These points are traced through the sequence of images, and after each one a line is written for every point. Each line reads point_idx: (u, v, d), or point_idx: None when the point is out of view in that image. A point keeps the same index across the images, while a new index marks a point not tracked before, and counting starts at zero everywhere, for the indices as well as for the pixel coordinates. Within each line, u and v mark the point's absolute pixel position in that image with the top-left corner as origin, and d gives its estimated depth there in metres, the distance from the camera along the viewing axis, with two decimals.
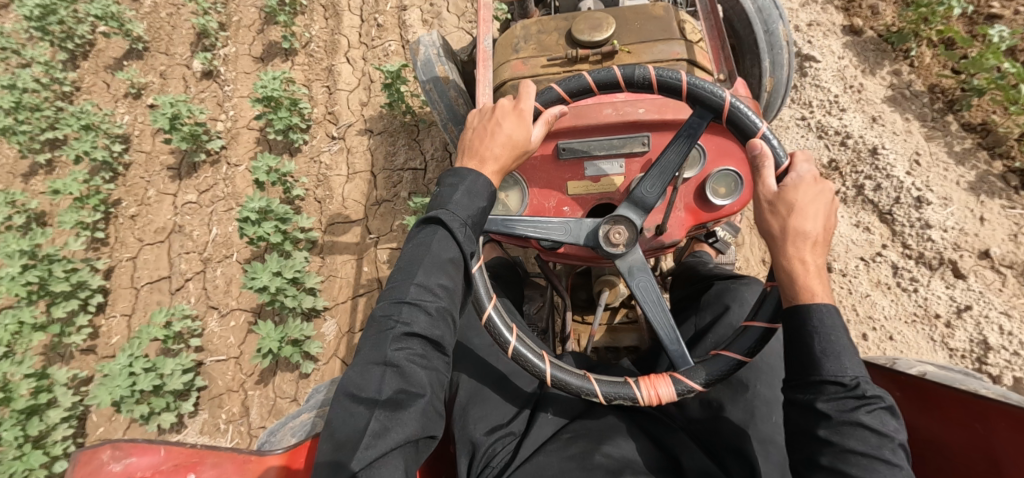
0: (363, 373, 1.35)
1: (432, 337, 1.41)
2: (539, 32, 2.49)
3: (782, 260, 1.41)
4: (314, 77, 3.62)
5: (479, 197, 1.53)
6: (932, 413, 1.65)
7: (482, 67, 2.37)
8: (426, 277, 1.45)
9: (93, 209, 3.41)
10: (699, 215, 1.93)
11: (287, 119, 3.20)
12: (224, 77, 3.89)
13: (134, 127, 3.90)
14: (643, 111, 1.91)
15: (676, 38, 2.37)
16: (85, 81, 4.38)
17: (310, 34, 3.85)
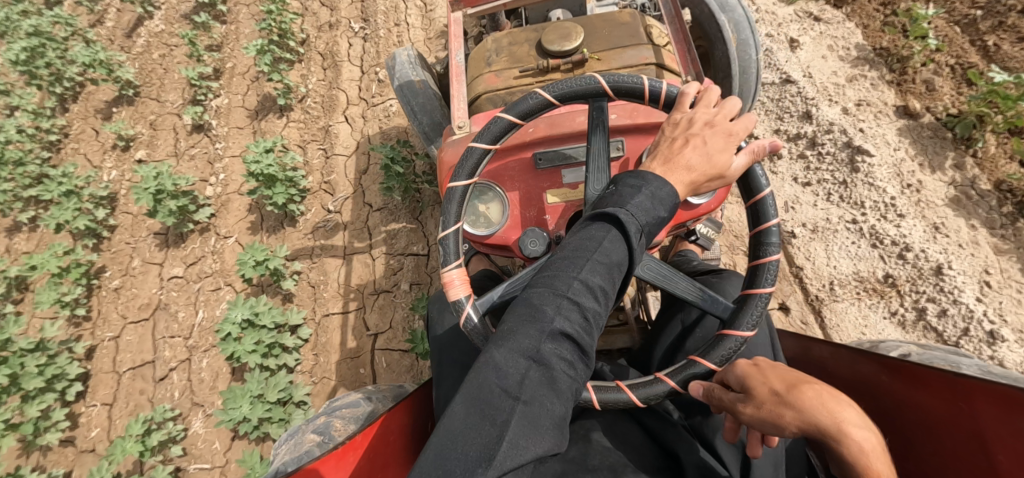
0: (509, 361, 1.13)
1: (586, 345, 1.19)
2: (510, 45, 2.61)
3: (824, 423, 1.25)
4: (310, 138, 3.36)
5: (662, 205, 1.34)
6: (920, 393, 1.49)
7: (457, 83, 2.49)
8: (591, 274, 1.23)
9: (74, 283, 3.19)
10: (678, 217, 1.89)
11: (284, 194, 2.96)
12: (216, 132, 3.65)
13: (121, 184, 3.68)
14: (615, 118, 1.96)
15: (644, 42, 2.48)
16: (73, 127, 4.17)
17: (306, 89, 3.60)
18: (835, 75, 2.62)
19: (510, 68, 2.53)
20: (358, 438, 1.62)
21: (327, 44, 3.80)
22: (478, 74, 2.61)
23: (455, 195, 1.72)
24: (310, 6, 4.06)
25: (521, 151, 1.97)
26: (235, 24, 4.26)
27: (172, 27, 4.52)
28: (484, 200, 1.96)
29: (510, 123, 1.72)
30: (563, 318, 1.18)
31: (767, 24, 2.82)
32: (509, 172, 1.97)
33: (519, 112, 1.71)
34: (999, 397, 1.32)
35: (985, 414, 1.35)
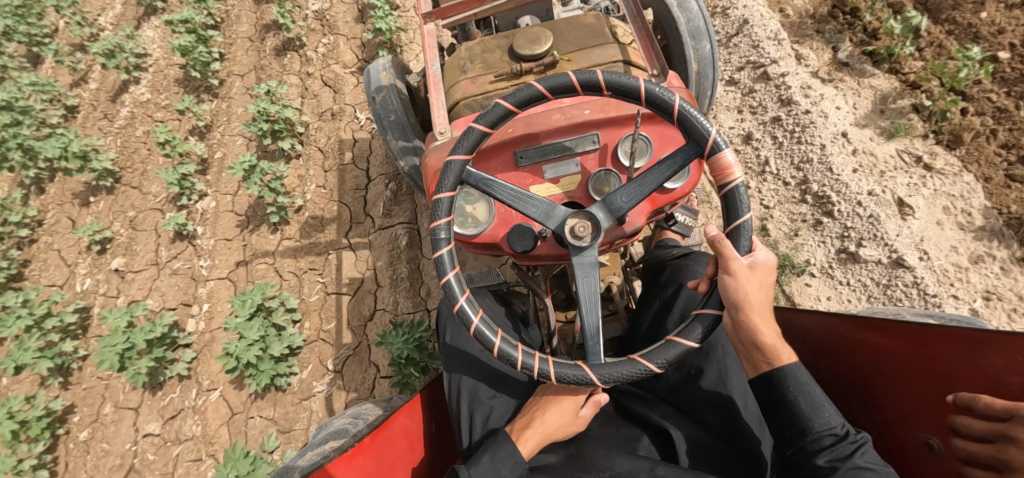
0: None
1: None
2: (482, 51, 2.53)
3: (766, 335, 1.50)
4: (308, 266, 2.89)
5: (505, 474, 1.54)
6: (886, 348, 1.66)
7: (433, 92, 2.43)
8: None
9: (35, 437, 2.76)
10: (655, 201, 1.80)
11: (271, 371, 2.53)
12: (201, 243, 3.18)
13: (94, 298, 3.24)
14: (588, 113, 1.91)
15: (610, 42, 2.43)
16: (49, 216, 3.75)
17: (304, 200, 3.11)
18: (955, 252, 2.13)
19: (485, 74, 2.46)
20: (368, 441, 1.74)
21: (329, 139, 3.31)
22: (452, 83, 2.52)
23: (441, 205, 1.68)
24: (311, 87, 3.55)
25: (500, 151, 1.91)
26: (228, 100, 3.75)
27: (158, 96, 4.02)
28: (470, 201, 1.90)
29: (483, 133, 1.70)
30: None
31: (868, 174, 2.28)
32: (491, 173, 1.90)
33: (488, 121, 1.69)
34: (954, 338, 1.50)
35: (944, 353, 1.53)
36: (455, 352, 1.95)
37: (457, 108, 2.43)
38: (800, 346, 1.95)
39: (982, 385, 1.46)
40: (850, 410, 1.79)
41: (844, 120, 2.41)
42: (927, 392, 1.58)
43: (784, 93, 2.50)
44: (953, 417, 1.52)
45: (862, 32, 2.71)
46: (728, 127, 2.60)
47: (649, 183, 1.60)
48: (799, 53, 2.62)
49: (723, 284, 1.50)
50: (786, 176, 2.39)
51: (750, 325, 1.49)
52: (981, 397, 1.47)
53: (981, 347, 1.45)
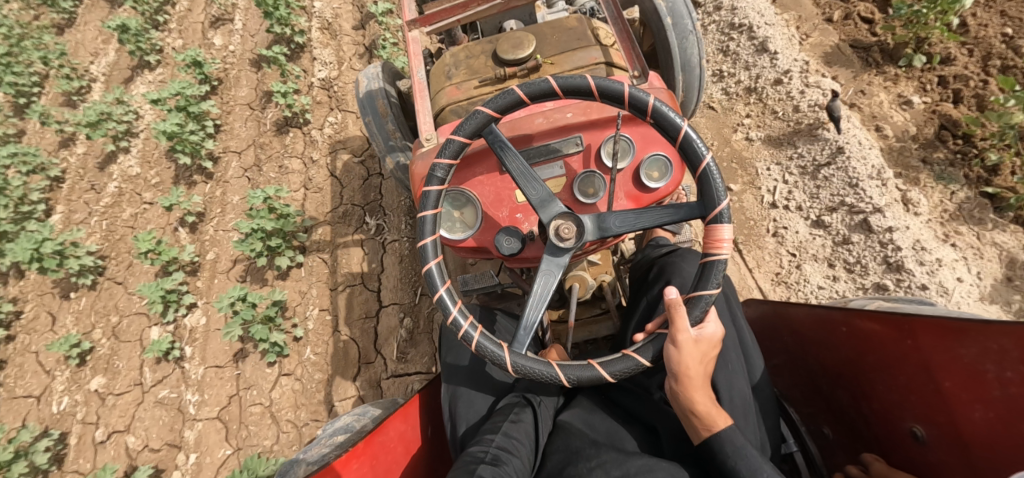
0: None
1: None
2: (467, 57, 2.27)
3: (695, 401, 1.41)
4: (311, 419, 2.52)
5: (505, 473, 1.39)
6: (873, 343, 1.55)
7: (417, 99, 2.17)
8: None
9: None
10: (641, 199, 1.79)
11: None
12: (190, 370, 2.79)
13: (71, 423, 2.88)
14: (570, 116, 1.83)
15: (593, 45, 2.20)
16: (26, 308, 3.35)
17: (304, 328, 2.71)
18: None
19: (469, 79, 2.19)
20: (361, 446, 1.58)
21: (336, 247, 2.90)
22: (437, 90, 2.25)
23: (427, 221, 1.64)
24: (315, 177, 3.15)
25: (483, 156, 1.84)
26: (223, 184, 3.33)
27: (149, 170, 3.62)
28: (457, 205, 1.83)
29: (463, 145, 1.64)
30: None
31: None
32: (475, 177, 1.83)
33: (468, 131, 1.64)
34: (938, 329, 1.40)
35: (927, 345, 1.43)
36: (452, 366, 1.79)
37: (442, 115, 2.17)
38: (789, 339, 1.82)
39: (966, 375, 1.36)
40: (839, 402, 1.66)
41: (968, 298, 1.97)
42: (912, 383, 1.47)
43: (891, 255, 2.04)
44: (935, 407, 1.41)
45: (983, 166, 2.22)
46: (817, 285, 2.15)
47: (637, 221, 1.56)
48: (906, 196, 2.17)
49: (667, 352, 1.46)
50: None
51: (685, 394, 1.43)
52: (960, 386, 1.37)
53: (962, 334, 1.35)
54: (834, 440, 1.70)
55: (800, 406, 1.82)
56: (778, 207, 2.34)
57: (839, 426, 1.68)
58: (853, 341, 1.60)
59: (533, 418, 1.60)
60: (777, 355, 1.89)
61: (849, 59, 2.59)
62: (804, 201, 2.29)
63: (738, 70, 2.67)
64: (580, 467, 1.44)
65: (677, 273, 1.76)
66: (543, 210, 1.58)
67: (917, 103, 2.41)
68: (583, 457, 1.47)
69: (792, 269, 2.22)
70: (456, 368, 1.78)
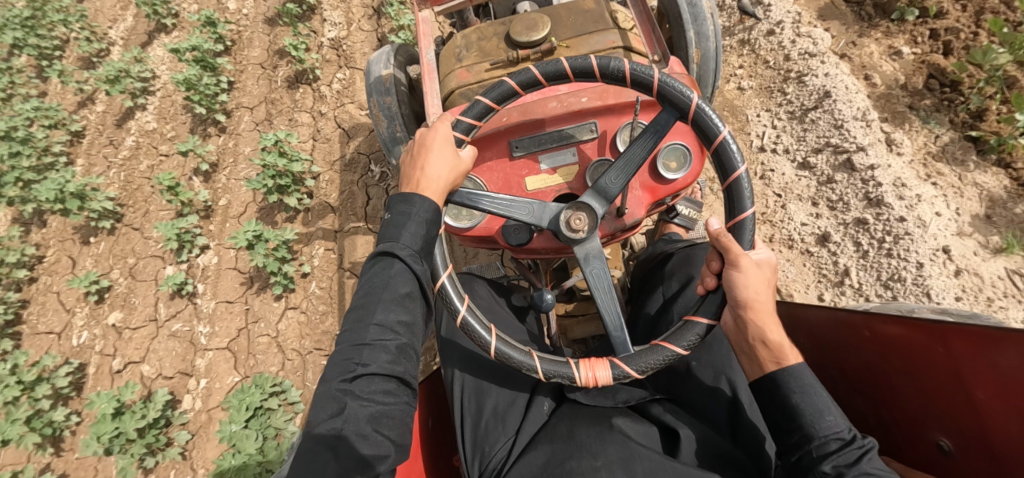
0: (324, 405, 1.26)
1: (394, 373, 1.32)
2: (479, 39, 2.29)
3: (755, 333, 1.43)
4: (315, 346, 2.65)
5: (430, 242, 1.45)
6: (899, 348, 1.57)
7: (427, 80, 2.25)
8: (381, 315, 1.34)
9: None
10: (657, 192, 1.81)
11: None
12: (201, 305, 2.93)
13: (90, 355, 3.02)
14: (585, 100, 1.83)
15: (610, 27, 2.20)
16: (50, 254, 3.52)
17: (311, 264, 2.85)
18: None
19: (480, 61, 2.22)
20: None
21: (343, 194, 3.03)
22: (447, 73, 2.29)
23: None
24: (323, 129, 3.28)
25: (495, 139, 1.87)
26: (235, 137, 3.48)
27: (165, 125, 3.80)
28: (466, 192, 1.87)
29: (488, 107, 1.69)
30: (376, 362, 1.31)
31: (972, 303, 1.92)
32: (485, 162, 1.88)
33: (475, 114, 1.68)
34: (968, 336, 1.40)
35: (957, 353, 1.44)
36: (458, 350, 1.84)
37: (452, 97, 2.21)
38: (805, 342, 1.88)
39: (996, 383, 1.37)
40: (858, 408, 1.71)
41: (945, 231, 2.03)
42: (941, 391, 1.49)
43: (872, 191, 2.12)
44: (960, 415, 1.45)
45: (968, 111, 2.28)
46: (800, 223, 2.25)
47: (601, 289, 1.61)
48: (890, 137, 2.23)
49: (727, 276, 1.46)
50: (870, 294, 2.03)
51: (751, 321, 1.43)
52: (993, 396, 1.38)
53: (998, 342, 1.36)
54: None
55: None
56: (765, 151, 2.42)
57: None
58: (874, 344, 1.64)
59: (538, 417, 1.67)
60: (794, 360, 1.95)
61: (842, 12, 2.67)
62: (791, 144, 2.37)
63: (733, 24, 2.74)
64: (583, 463, 1.46)
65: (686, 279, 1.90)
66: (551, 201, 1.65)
67: (907, 53, 2.48)
68: (589, 451, 1.49)
69: (778, 209, 2.30)
70: (462, 352, 1.84)
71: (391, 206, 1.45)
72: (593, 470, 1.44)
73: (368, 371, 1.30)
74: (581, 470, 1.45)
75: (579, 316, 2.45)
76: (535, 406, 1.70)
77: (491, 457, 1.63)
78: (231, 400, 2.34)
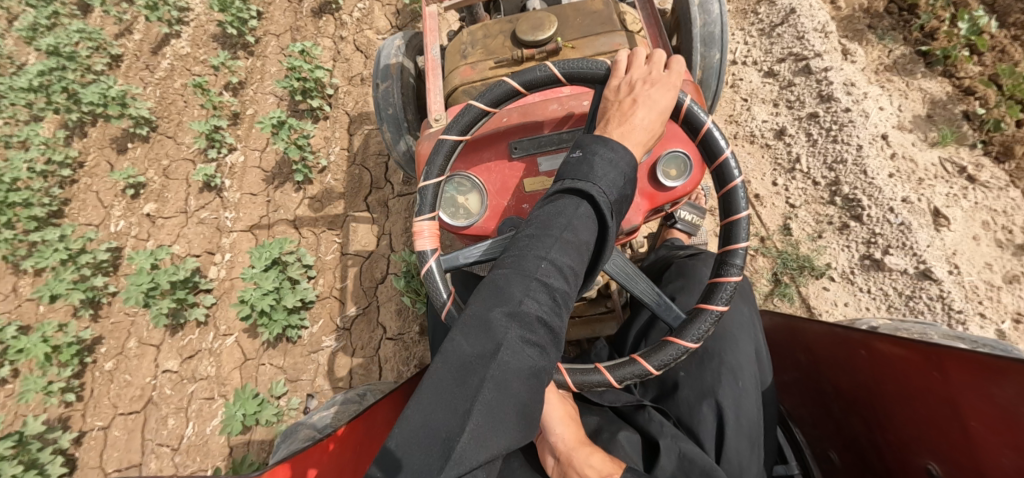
0: (481, 327, 1.14)
1: (552, 323, 1.17)
2: (485, 37, 2.21)
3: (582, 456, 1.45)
4: (326, 225, 2.96)
5: (625, 184, 1.31)
6: (897, 372, 1.55)
7: (430, 78, 2.14)
8: (558, 255, 1.21)
9: (64, 363, 2.91)
10: (655, 199, 1.76)
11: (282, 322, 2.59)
12: (228, 196, 3.27)
13: (126, 238, 3.36)
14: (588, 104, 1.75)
15: (618, 30, 2.09)
16: (89, 159, 3.84)
17: (328, 160, 3.18)
18: (989, 269, 2.02)
19: (484, 60, 2.13)
20: (343, 430, 1.66)
21: (358, 104, 3.35)
22: (451, 69, 2.21)
23: (427, 192, 1.54)
24: (343, 51, 3.60)
25: (492, 140, 1.79)
26: (262, 58, 3.82)
27: (198, 50, 4.15)
28: (461, 191, 1.78)
29: (482, 112, 1.56)
30: (539, 301, 1.17)
31: (904, 180, 2.18)
32: (483, 162, 1.79)
33: (490, 98, 1.55)
34: (967, 366, 1.37)
35: (955, 383, 1.41)
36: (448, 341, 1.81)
37: (455, 95, 2.13)
38: (803, 355, 1.87)
39: (990, 416, 1.34)
40: (849, 426, 1.72)
41: (885, 121, 2.30)
42: (934, 420, 1.47)
43: (824, 89, 2.40)
44: (956, 449, 1.42)
45: (919, 29, 2.54)
46: (761, 121, 2.52)
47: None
48: (846, 48, 2.51)
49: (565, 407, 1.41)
50: (817, 176, 2.31)
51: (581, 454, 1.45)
52: (988, 428, 1.36)
53: (994, 375, 1.32)
54: (839, 464, 1.77)
55: (809, 426, 1.90)
56: (736, 63, 2.69)
57: (846, 453, 1.73)
58: (872, 367, 1.63)
59: None
60: (790, 372, 1.96)
61: None
62: (759, 56, 2.65)
63: None
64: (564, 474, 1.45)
65: (682, 290, 1.77)
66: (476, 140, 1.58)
67: None
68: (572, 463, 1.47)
69: (743, 111, 2.57)
70: None
71: (582, 143, 1.33)
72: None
73: (534, 314, 1.16)
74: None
75: (576, 318, 2.33)
76: None
77: None
78: (251, 255, 2.67)
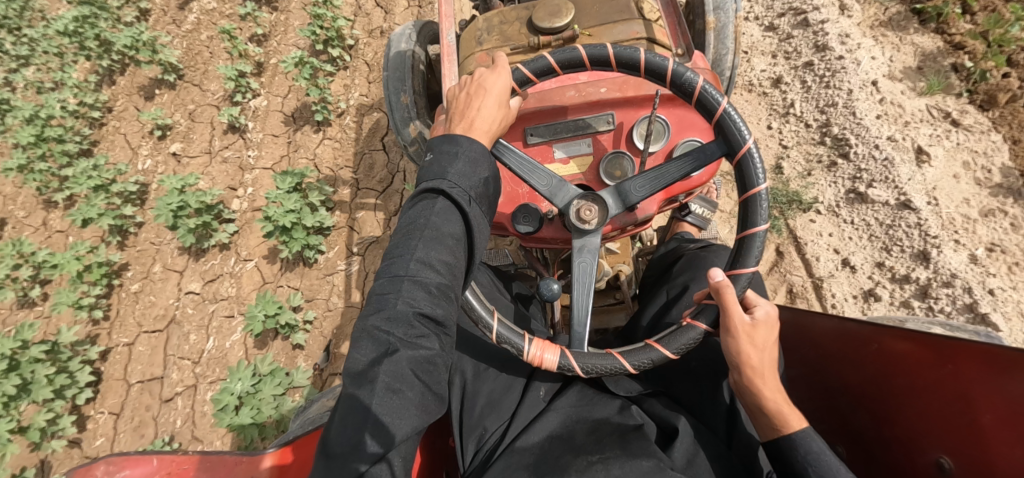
0: (369, 335, 1.25)
1: (436, 314, 1.28)
2: (501, 22, 2.18)
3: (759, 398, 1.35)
4: (343, 163, 3.13)
5: (480, 167, 1.41)
6: (906, 366, 1.47)
7: (444, 61, 2.10)
8: (425, 251, 1.32)
9: (94, 283, 3.09)
10: (671, 189, 1.68)
11: (303, 241, 2.74)
12: (251, 136, 3.44)
13: (153, 175, 3.54)
14: (604, 91, 1.77)
15: (636, 17, 2.08)
16: (117, 103, 4.01)
17: (347, 104, 3.34)
18: (966, 204, 2.15)
19: (500, 46, 2.14)
20: None
21: (377, 55, 3.51)
22: (466, 55, 2.22)
23: None
24: (364, 6, 3.76)
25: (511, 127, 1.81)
26: (286, 12, 3.99)
27: (223, 6, 4.33)
28: None
29: None
30: (418, 297, 1.27)
31: (891, 122, 2.31)
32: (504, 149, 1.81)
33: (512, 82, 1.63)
34: (982, 358, 1.32)
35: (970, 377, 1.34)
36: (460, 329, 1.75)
37: (469, 80, 2.15)
38: (807, 348, 1.74)
39: (1007, 409, 1.27)
40: (853, 421, 1.56)
41: (876, 70, 2.44)
42: (943, 415, 1.38)
43: (820, 39, 2.55)
44: (966, 442, 1.32)
45: None
46: (760, 70, 2.65)
47: (580, 283, 1.54)
48: (843, 3, 2.64)
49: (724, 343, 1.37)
50: (809, 119, 2.44)
51: (754, 389, 1.35)
52: (1001, 422, 1.27)
53: (1012, 368, 1.27)
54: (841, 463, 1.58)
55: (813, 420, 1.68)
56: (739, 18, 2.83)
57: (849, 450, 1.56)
58: (879, 361, 1.53)
59: (537, 408, 1.59)
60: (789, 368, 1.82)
61: None
62: (761, 11, 2.78)
63: None
64: (579, 458, 1.38)
65: (694, 277, 1.79)
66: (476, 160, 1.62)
67: None
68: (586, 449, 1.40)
69: (743, 62, 2.71)
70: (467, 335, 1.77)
71: (435, 147, 1.42)
72: (588, 465, 1.35)
73: (410, 311, 1.26)
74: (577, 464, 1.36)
75: (585, 309, 2.30)
76: (531, 393, 1.62)
77: (486, 435, 1.55)
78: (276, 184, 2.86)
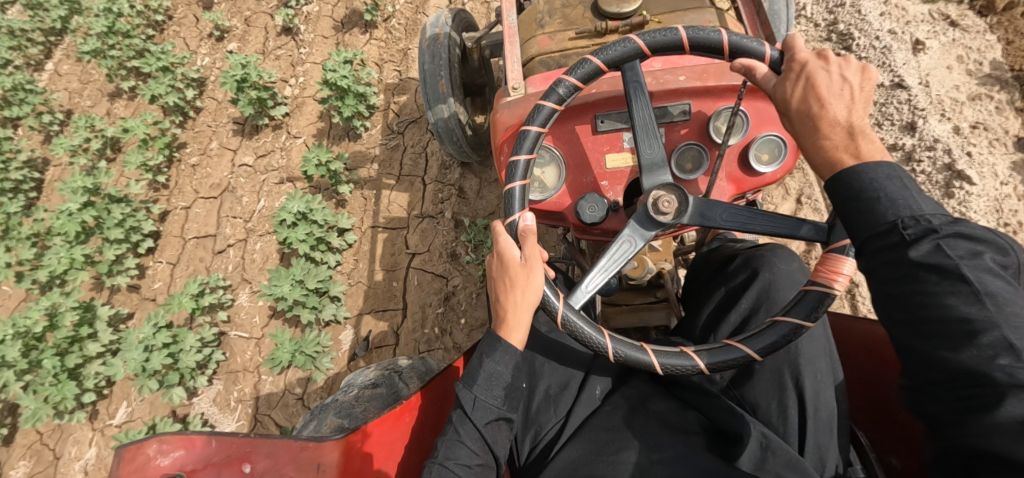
0: None
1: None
2: (564, 5, 2.10)
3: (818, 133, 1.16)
4: (388, 58, 3.43)
5: (503, 362, 1.32)
6: None
7: (508, 43, 1.95)
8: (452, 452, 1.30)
9: (158, 151, 3.43)
10: (742, 183, 1.57)
11: (354, 107, 3.02)
12: (303, 37, 3.74)
13: (211, 71, 3.85)
14: (683, 78, 1.56)
15: (706, 6, 2.00)
16: (177, 11, 4.32)
17: (393, 9, 3.62)
18: (956, 89, 2.34)
19: (565, 30, 2.03)
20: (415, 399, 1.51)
21: None
22: (527, 38, 2.09)
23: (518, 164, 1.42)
24: None
25: (574, 109, 1.59)
26: None
27: None
28: (537, 163, 1.60)
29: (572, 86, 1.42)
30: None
31: (892, 20, 2.53)
32: (564, 131, 1.60)
33: (582, 72, 1.42)
34: None
35: None
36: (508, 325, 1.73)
37: (530, 64, 2.02)
38: (865, 357, 1.55)
39: None
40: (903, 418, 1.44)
41: None
42: None
43: None
44: None
45: None
46: None
47: (747, 221, 1.37)
48: None
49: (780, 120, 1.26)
50: (818, 19, 2.68)
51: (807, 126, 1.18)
52: None
53: None
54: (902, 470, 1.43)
55: (868, 428, 1.57)
56: None
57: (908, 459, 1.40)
58: None
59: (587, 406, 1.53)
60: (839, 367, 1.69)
61: None
62: None
63: None
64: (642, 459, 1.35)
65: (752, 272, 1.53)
66: (572, 295, 1.37)
67: None
68: (645, 440, 1.39)
69: None
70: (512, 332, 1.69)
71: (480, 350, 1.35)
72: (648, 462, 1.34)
73: None
74: (635, 462, 1.35)
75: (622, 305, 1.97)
76: (586, 392, 1.54)
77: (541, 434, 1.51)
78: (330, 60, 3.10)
